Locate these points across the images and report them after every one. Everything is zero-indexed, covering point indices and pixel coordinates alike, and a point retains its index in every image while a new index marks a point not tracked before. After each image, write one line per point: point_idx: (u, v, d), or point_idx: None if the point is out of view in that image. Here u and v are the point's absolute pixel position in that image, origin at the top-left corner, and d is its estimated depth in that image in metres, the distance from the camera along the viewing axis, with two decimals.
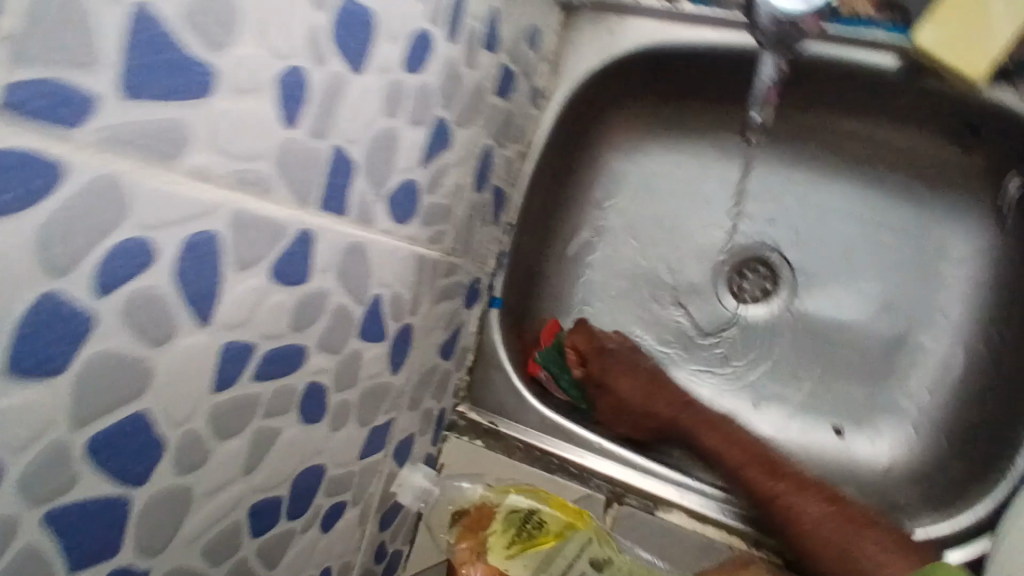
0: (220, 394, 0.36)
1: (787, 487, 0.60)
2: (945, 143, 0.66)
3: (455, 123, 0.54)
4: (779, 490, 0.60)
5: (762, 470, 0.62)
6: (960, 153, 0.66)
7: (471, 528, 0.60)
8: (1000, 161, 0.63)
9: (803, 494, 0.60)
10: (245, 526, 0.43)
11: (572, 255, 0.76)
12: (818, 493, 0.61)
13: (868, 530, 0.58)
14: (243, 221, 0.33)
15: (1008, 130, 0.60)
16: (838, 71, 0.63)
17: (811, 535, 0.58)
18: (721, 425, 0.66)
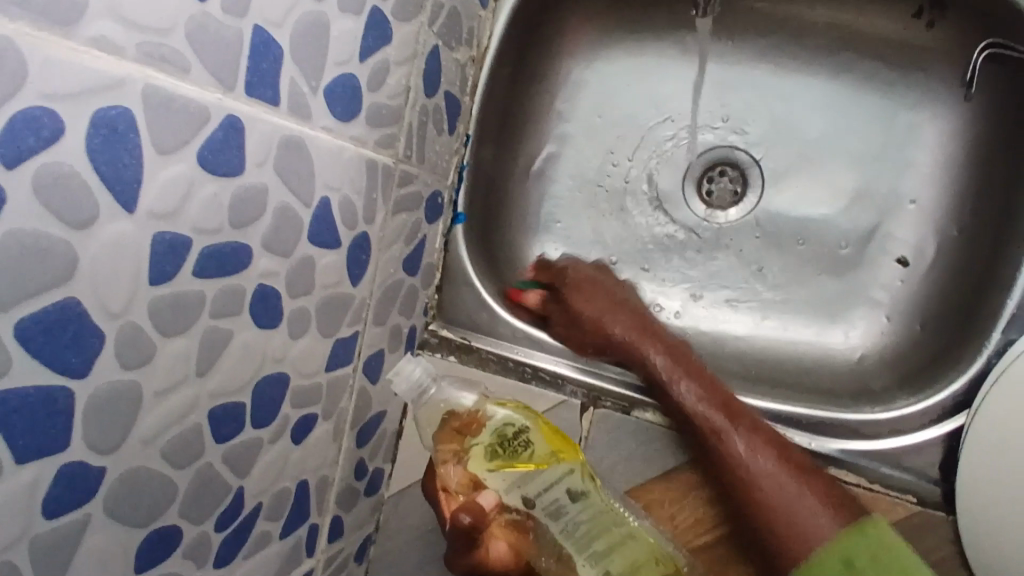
0: (158, 288, 0.36)
1: (744, 430, 0.58)
2: (906, 20, 0.66)
3: (393, 16, 0.50)
4: (720, 424, 0.58)
5: (707, 403, 0.59)
6: (923, 31, 0.66)
7: (458, 430, 0.56)
8: (964, 34, 0.64)
9: (736, 423, 0.58)
10: (207, 432, 0.42)
11: (536, 170, 0.75)
12: (765, 435, 0.57)
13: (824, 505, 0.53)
14: (156, 104, 0.33)
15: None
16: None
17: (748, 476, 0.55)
18: (675, 360, 0.62)
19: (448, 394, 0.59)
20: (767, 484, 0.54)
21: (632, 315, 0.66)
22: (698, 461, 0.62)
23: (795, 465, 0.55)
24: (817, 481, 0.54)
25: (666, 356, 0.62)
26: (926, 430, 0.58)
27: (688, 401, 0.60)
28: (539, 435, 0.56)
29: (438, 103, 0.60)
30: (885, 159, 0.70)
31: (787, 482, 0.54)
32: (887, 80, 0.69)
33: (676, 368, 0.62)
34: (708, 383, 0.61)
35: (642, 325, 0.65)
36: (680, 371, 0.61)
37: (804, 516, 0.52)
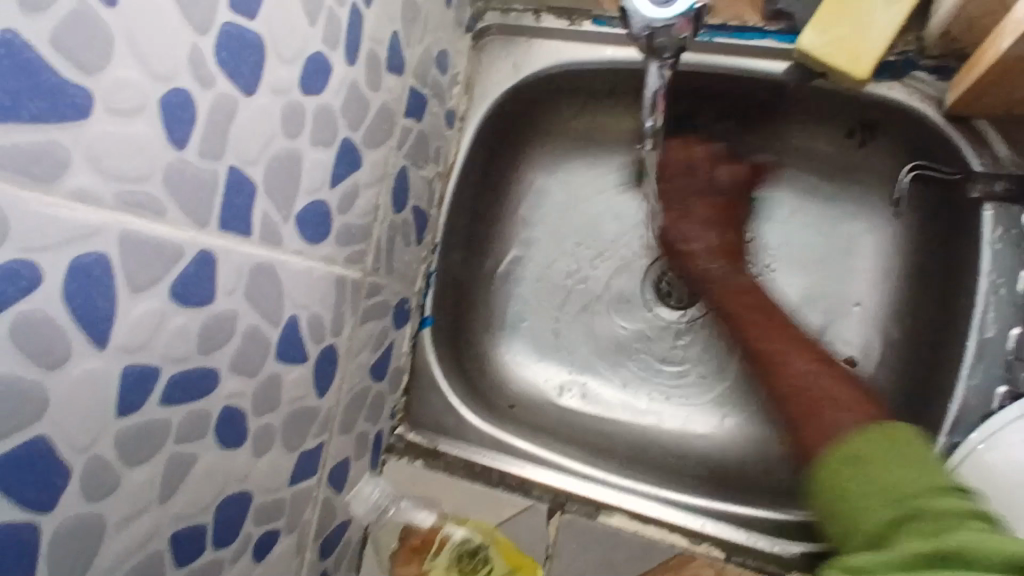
0: (125, 419, 0.36)
1: (796, 345, 0.66)
2: (842, 139, 0.72)
3: (364, 143, 0.53)
4: (786, 356, 0.65)
5: (791, 342, 0.66)
6: (858, 148, 0.72)
7: (415, 548, 0.62)
8: (898, 151, 0.69)
9: (784, 335, 0.66)
10: (167, 556, 0.42)
11: (502, 273, 0.78)
12: (813, 355, 0.65)
13: (849, 404, 0.59)
14: (134, 245, 0.35)
15: (903, 126, 0.66)
16: (738, 81, 0.68)
17: (807, 395, 0.62)
18: (743, 292, 0.70)
19: (406, 514, 0.64)
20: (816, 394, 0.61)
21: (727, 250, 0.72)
22: (663, 569, 0.60)
23: (834, 375, 0.63)
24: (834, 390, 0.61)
25: (729, 284, 0.71)
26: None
27: (754, 335, 0.68)
28: (496, 551, 0.62)
29: (406, 217, 0.62)
30: (830, 264, 0.74)
31: (820, 404, 0.61)
32: (828, 191, 0.75)
33: (739, 296, 0.70)
34: (755, 301, 0.69)
35: (729, 252, 0.72)
36: (744, 313, 0.69)
37: (831, 423, 0.59)
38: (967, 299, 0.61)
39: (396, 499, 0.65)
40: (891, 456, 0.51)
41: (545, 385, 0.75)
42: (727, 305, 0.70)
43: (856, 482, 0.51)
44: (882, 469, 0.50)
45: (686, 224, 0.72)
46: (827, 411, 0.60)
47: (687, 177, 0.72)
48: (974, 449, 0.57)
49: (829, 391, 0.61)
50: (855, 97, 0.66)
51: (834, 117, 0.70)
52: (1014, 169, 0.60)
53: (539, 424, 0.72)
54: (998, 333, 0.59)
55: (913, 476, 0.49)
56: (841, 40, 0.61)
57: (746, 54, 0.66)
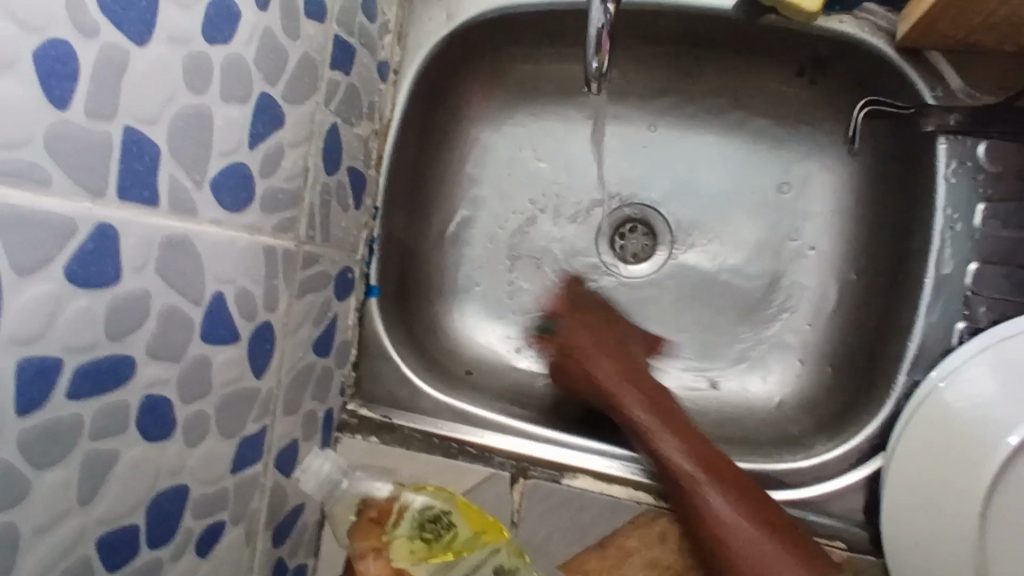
0: (27, 418, 0.32)
1: (693, 455, 0.56)
2: (791, 79, 0.69)
3: (284, 98, 0.48)
4: (699, 476, 0.55)
5: (694, 459, 0.56)
6: (807, 87, 0.69)
7: (374, 521, 0.56)
8: (849, 87, 0.67)
9: (686, 447, 0.57)
10: (95, 562, 0.39)
11: (451, 236, 0.74)
12: (731, 479, 0.55)
13: (766, 539, 0.51)
14: (17, 222, 0.30)
15: (853, 60, 0.64)
16: (682, 16, 0.64)
17: (709, 521, 0.54)
18: (657, 401, 0.61)
19: (362, 485, 0.59)
20: (715, 516, 0.53)
21: (621, 359, 0.64)
22: (631, 526, 0.59)
23: (760, 509, 0.53)
24: (749, 504, 0.53)
25: (649, 402, 0.61)
26: (847, 475, 0.60)
27: (670, 452, 0.57)
28: (460, 514, 0.56)
29: (341, 180, 0.58)
30: (784, 207, 0.72)
31: (727, 526, 0.52)
32: (778, 134, 0.72)
33: (664, 417, 0.59)
34: (670, 414, 0.60)
35: (628, 367, 0.64)
36: (665, 427, 0.59)
37: (749, 560, 0.51)
38: (924, 235, 0.60)
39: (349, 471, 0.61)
40: None
41: (500, 349, 0.72)
42: (642, 417, 0.60)
43: None
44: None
45: (579, 337, 0.66)
46: (766, 539, 0.51)
47: (607, 310, 0.70)
48: (934, 388, 0.55)
49: (746, 514, 0.53)
50: (804, 34, 0.64)
51: (784, 56, 0.67)
52: (966, 99, 0.59)
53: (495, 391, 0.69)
54: (954, 269, 0.58)
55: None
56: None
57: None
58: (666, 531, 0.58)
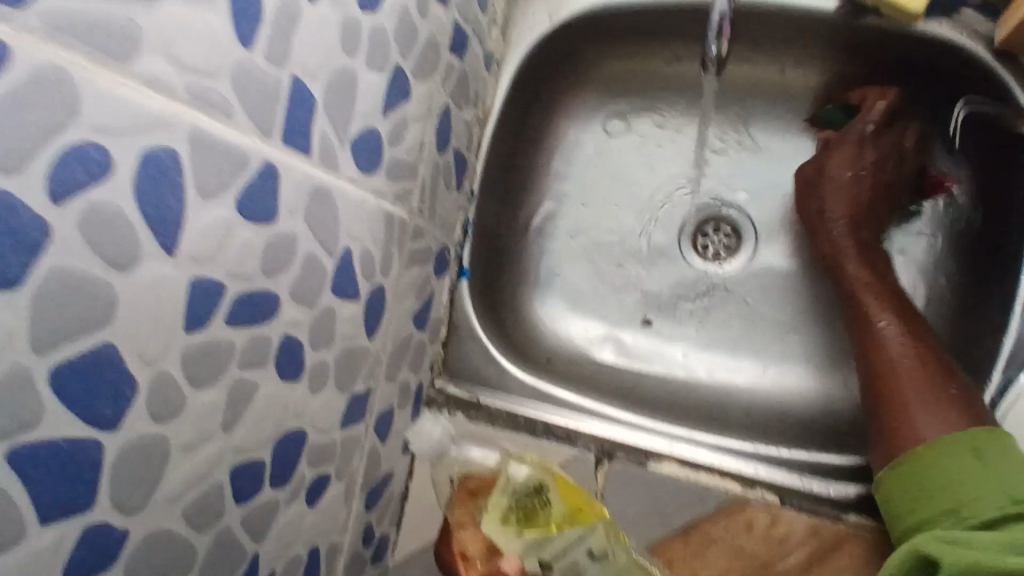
0: (192, 334, 0.34)
1: (916, 343, 0.60)
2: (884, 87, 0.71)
3: (412, 73, 0.51)
4: (874, 311, 0.62)
5: (878, 302, 0.63)
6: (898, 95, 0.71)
7: (470, 492, 0.59)
8: (941, 94, 0.68)
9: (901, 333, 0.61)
10: (228, 491, 0.40)
11: (535, 227, 0.76)
12: (923, 342, 0.60)
13: (939, 407, 0.55)
14: (202, 146, 0.33)
15: (950, 66, 0.65)
16: (781, 19, 0.67)
17: (883, 364, 0.60)
18: (863, 243, 0.67)
19: (466, 454, 0.63)
20: (902, 381, 0.58)
21: (855, 179, 0.68)
22: (717, 514, 0.58)
23: (940, 374, 0.57)
24: (944, 402, 0.55)
25: (853, 241, 0.67)
26: None
27: (861, 291, 0.64)
28: (558, 495, 0.57)
29: (448, 161, 0.61)
30: None
31: (916, 407, 0.56)
32: None
33: (861, 257, 0.66)
34: (877, 266, 0.66)
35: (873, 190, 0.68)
36: (852, 262, 0.66)
37: (910, 417, 0.56)
38: None
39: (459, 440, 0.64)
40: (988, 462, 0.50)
41: (579, 339, 0.74)
42: (840, 244, 0.67)
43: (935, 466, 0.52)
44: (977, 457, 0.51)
45: (836, 162, 0.69)
46: (931, 395, 0.56)
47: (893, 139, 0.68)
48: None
49: (928, 402, 0.56)
50: (899, 38, 0.65)
51: (878, 65, 0.69)
52: None
53: (575, 377, 0.70)
54: None
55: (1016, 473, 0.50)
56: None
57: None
58: (752, 521, 0.58)
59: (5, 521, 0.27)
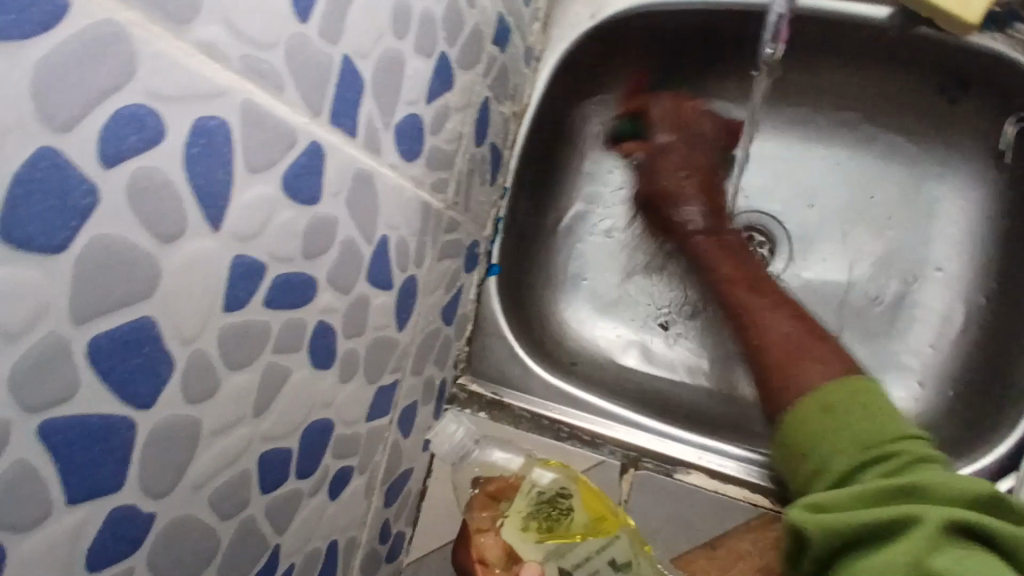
0: (231, 313, 0.33)
1: (781, 312, 0.62)
2: (932, 95, 0.72)
3: (457, 62, 0.50)
4: (745, 296, 0.64)
5: (754, 288, 0.64)
6: (946, 105, 0.72)
7: (492, 496, 0.56)
8: (993, 108, 0.70)
9: (774, 310, 0.62)
10: (255, 478, 0.39)
11: (563, 228, 0.75)
12: (788, 310, 0.62)
13: (821, 360, 0.57)
14: (252, 120, 0.32)
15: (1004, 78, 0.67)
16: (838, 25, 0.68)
17: (760, 339, 0.61)
18: (722, 240, 0.68)
19: (487, 457, 0.60)
20: (770, 348, 0.60)
21: (692, 170, 0.70)
22: (743, 530, 0.57)
23: (817, 332, 0.60)
24: (833, 352, 0.58)
25: (716, 240, 0.68)
26: None
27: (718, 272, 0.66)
28: (581, 502, 0.55)
29: (485, 154, 0.60)
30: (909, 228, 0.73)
31: (795, 364, 0.58)
32: (912, 153, 0.74)
33: (726, 248, 0.67)
34: (736, 253, 0.67)
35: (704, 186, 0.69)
36: (721, 251, 0.67)
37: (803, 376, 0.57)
38: None
39: (478, 442, 0.61)
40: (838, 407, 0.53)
41: (604, 343, 0.72)
42: (700, 243, 0.68)
43: (803, 423, 0.54)
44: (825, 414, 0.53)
45: (669, 162, 0.70)
46: (810, 355, 0.58)
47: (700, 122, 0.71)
48: None
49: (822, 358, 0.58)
50: (950, 47, 0.67)
51: (930, 72, 0.71)
52: None
53: (600, 380, 0.69)
54: None
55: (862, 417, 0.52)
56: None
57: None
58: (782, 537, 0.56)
59: (33, 498, 0.26)
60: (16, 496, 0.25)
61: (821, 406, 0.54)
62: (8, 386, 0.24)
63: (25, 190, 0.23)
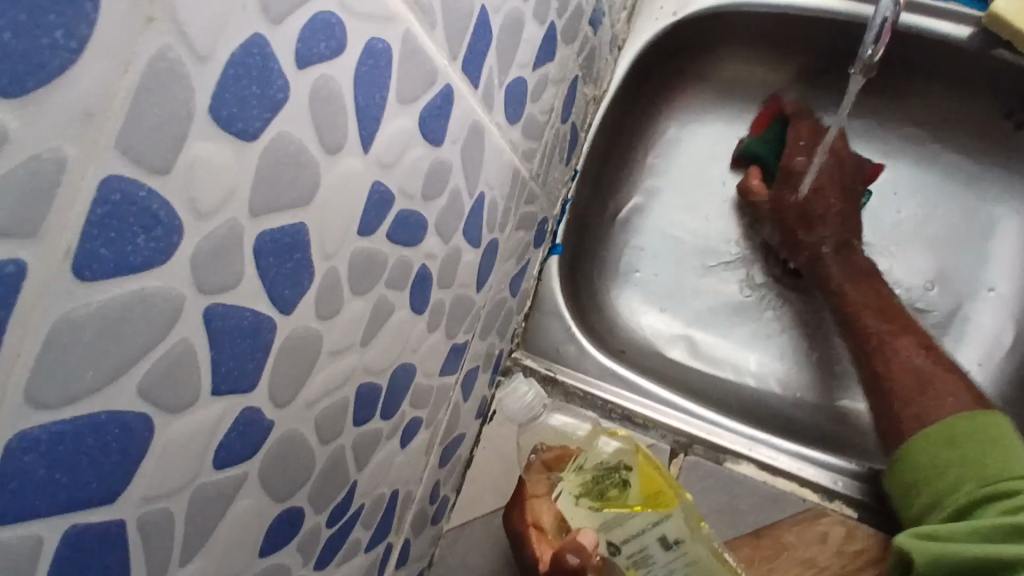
0: (362, 239, 0.34)
1: (910, 338, 0.71)
2: (993, 114, 0.84)
3: (562, 35, 0.52)
4: (869, 324, 0.73)
5: (860, 301, 0.75)
6: (1012, 129, 0.84)
7: (549, 464, 0.62)
8: None
9: (902, 338, 0.71)
10: (350, 410, 0.39)
11: (622, 218, 0.87)
12: (918, 341, 0.71)
13: (958, 393, 0.65)
14: (408, 51, 0.33)
15: None
16: (913, 42, 0.80)
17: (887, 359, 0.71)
18: (850, 248, 0.79)
19: (551, 420, 0.67)
20: (903, 371, 0.69)
21: (833, 200, 0.79)
22: (791, 521, 0.63)
23: (943, 368, 0.68)
24: (958, 385, 0.67)
25: (847, 266, 0.78)
26: None
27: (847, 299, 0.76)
28: (636, 479, 0.61)
29: (567, 132, 0.61)
30: (965, 252, 0.85)
31: (922, 397, 0.66)
32: (971, 174, 0.86)
33: (849, 273, 0.77)
34: (872, 283, 0.76)
35: (844, 231, 0.79)
36: (847, 275, 0.77)
37: (940, 399, 0.65)
38: None
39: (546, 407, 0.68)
40: (958, 438, 0.61)
41: (655, 329, 0.82)
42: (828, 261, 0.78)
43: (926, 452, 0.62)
44: (950, 445, 0.61)
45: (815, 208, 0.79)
46: (941, 380, 0.67)
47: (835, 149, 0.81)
48: None
49: (945, 385, 0.66)
50: (1005, 65, 0.78)
51: (999, 92, 0.82)
52: None
53: (647, 369, 0.76)
54: None
55: (981, 453, 0.59)
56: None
57: (930, 15, 0.77)
58: (828, 532, 0.63)
59: (186, 384, 0.26)
60: (172, 378, 0.25)
61: (947, 436, 0.61)
62: (190, 263, 0.25)
63: (236, 73, 0.24)
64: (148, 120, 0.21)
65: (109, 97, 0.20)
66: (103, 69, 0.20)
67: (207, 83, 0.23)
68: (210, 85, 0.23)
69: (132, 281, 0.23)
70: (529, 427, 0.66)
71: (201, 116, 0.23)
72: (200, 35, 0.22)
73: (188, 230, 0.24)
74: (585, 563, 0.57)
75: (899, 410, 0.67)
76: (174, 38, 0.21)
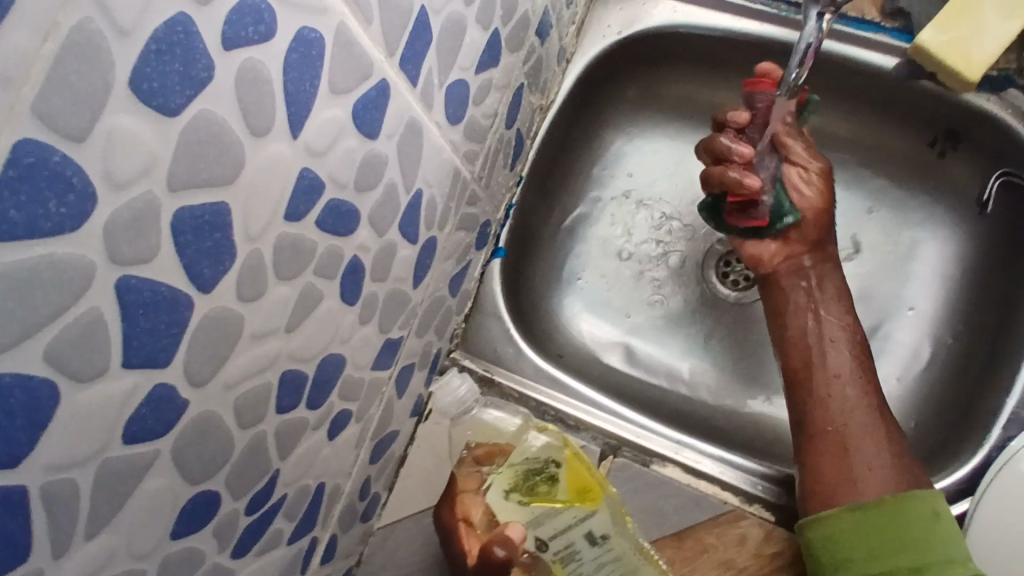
0: (289, 223, 0.35)
1: (859, 395, 0.69)
2: (920, 142, 0.88)
3: (506, 42, 0.53)
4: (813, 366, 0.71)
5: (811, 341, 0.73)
6: (937, 158, 0.88)
7: (480, 459, 0.63)
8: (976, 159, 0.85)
9: (856, 392, 0.69)
10: (273, 396, 0.40)
11: (567, 227, 0.89)
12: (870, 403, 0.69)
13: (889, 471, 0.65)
14: (342, 43, 0.34)
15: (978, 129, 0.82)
16: (845, 68, 0.84)
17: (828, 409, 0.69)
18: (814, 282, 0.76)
19: (482, 415, 0.68)
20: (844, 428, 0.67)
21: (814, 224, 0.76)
22: (712, 524, 0.65)
23: (882, 438, 0.67)
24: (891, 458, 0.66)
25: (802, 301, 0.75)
26: None
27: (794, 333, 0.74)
28: (565, 476, 0.63)
29: (511, 138, 0.63)
30: (891, 274, 0.89)
31: (847, 459, 0.66)
32: (897, 199, 0.91)
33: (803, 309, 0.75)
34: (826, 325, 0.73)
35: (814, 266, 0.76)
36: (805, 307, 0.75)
37: (865, 468, 0.65)
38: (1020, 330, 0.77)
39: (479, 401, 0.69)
40: (941, 518, 0.61)
41: (592, 335, 0.85)
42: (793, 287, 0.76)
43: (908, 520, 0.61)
44: (934, 519, 0.61)
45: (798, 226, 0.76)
46: (875, 450, 0.66)
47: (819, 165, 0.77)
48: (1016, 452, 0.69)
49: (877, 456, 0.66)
50: (924, 95, 0.83)
51: (924, 122, 0.86)
52: None
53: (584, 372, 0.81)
54: None
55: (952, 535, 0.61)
56: (952, 42, 0.77)
57: (859, 44, 0.82)
58: (745, 535, 0.66)
59: (96, 356, 0.26)
60: (81, 349, 0.26)
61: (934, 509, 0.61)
62: (103, 233, 0.25)
63: (158, 48, 0.24)
64: (67, 88, 0.22)
65: (28, 65, 0.20)
66: (22, 38, 0.20)
67: (128, 57, 0.23)
68: (131, 58, 0.23)
69: (41, 247, 0.23)
70: (463, 419, 0.67)
71: (121, 89, 0.23)
72: (124, 11, 0.22)
73: (103, 201, 0.24)
74: (511, 556, 0.57)
75: (821, 462, 0.66)
76: (96, 12, 0.22)
